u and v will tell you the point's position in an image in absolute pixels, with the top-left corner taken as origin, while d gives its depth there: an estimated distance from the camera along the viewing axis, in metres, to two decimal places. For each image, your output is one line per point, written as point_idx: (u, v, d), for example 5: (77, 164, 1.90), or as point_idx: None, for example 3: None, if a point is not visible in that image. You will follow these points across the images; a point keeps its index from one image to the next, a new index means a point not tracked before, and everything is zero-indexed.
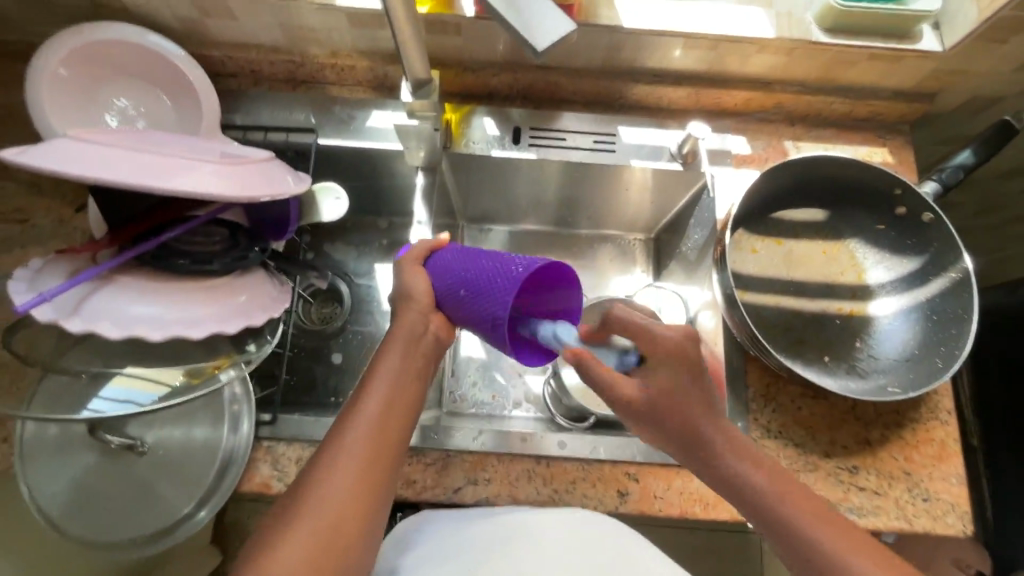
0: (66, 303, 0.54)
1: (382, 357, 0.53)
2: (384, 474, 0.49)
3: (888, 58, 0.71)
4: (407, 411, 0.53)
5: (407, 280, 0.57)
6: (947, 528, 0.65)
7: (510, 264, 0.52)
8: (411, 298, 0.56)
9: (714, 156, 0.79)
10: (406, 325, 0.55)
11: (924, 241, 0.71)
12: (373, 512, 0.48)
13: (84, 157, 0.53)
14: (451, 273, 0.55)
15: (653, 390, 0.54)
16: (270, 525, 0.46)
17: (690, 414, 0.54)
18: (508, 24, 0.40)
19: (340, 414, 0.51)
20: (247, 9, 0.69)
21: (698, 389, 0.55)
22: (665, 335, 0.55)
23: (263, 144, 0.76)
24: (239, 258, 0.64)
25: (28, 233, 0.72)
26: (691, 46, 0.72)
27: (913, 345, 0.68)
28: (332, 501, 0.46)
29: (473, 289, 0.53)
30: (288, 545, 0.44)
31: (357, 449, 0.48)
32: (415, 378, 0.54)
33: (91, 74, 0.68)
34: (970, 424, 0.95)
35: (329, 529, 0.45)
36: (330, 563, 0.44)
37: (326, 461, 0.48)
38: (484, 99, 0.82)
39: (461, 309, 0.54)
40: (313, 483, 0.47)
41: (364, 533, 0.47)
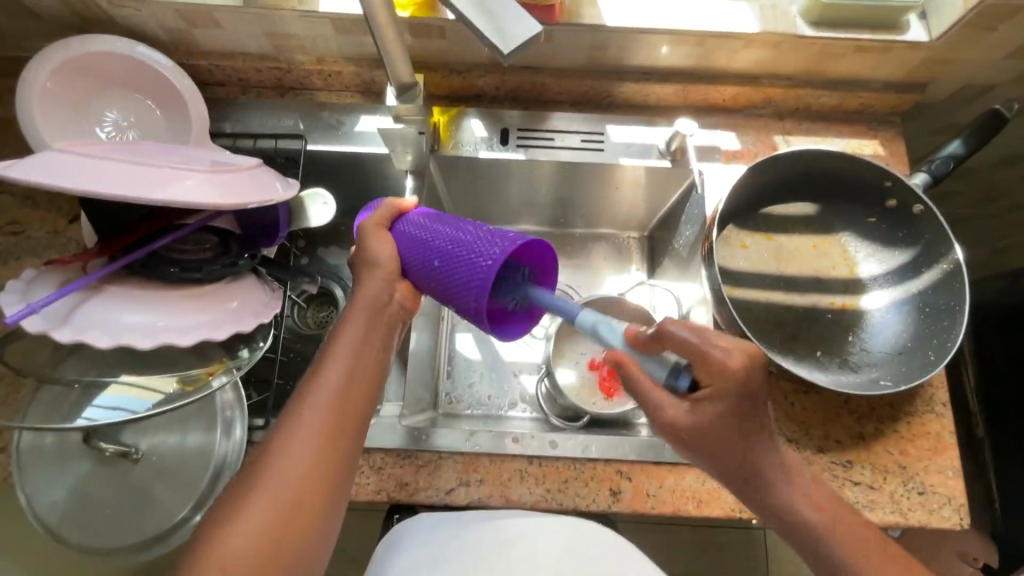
0: (57, 314, 0.55)
1: (345, 324, 0.53)
2: (346, 445, 0.49)
3: (875, 50, 0.71)
4: (369, 380, 0.52)
5: (375, 244, 0.56)
6: (943, 521, 0.64)
7: (491, 241, 0.53)
8: (377, 265, 0.55)
9: (703, 152, 0.79)
10: (369, 293, 0.54)
11: (915, 233, 0.71)
12: (334, 483, 0.48)
13: (71, 169, 0.54)
14: (423, 242, 0.55)
15: (702, 416, 0.51)
16: (228, 499, 0.46)
17: (742, 439, 0.51)
18: (477, 27, 0.40)
19: (299, 386, 0.51)
20: (232, 18, 0.70)
21: (754, 416, 0.51)
22: (723, 359, 0.49)
23: (253, 151, 0.76)
24: (229, 265, 0.64)
25: (22, 244, 0.72)
26: (677, 43, 0.72)
27: (905, 337, 0.68)
28: (291, 471, 0.46)
29: (449, 257, 0.53)
30: (245, 517, 0.44)
31: (316, 420, 0.48)
32: (380, 346, 0.54)
33: (80, 87, 0.69)
34: (978, 418, 0.94)
35: (288, 500, 0.45)
36: (289, 535, 0.45)
37: (283, 433, 0.48)
38: (472, 101, 0.82)
39: (434, 280, 0.54)
40: (271, 455, 0.47)
41: (326, 502, 0.47)
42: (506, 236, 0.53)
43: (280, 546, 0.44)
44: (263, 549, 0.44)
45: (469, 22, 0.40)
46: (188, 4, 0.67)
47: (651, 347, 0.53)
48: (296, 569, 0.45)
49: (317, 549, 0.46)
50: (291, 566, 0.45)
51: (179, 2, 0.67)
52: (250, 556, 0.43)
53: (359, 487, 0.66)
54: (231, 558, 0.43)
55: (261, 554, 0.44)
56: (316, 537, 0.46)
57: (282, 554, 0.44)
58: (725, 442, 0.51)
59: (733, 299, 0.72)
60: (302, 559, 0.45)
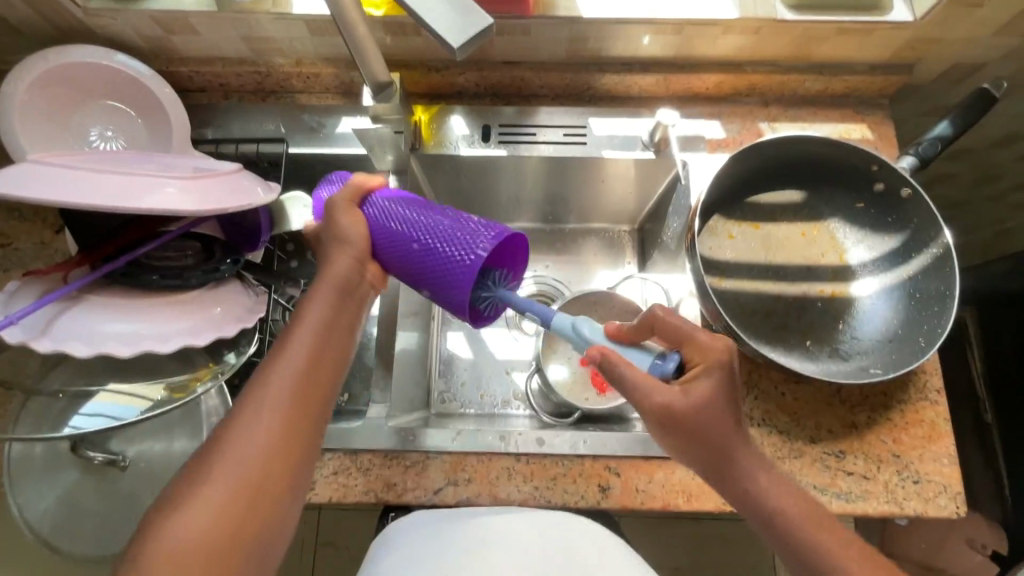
0: (37, 324, 0.55)
1: (312, 300, 0.52)
2: (311, 420, 0.48)
3: (858, 32, 0.70)
4: (336, 360, 0.51)
5: (344, 221, 0.54)
6: (939, 510, 0.63)
7: (473, 231, 0.53)
8: (347, 242, 0.54)
9: (686, 142, 0.78)
10: (336, 272, 0.53)
11: (904, 218, 0.69)
12: (299, 459, 0.47)
13: (46, 180, 0.54)
14: (402, 223, 0.54)
15: (696, 393, 0.50)
16: (184, 480, 0.44)
17: (730, 421, 0.50)
18: (425, 23, 0.40)
19: (262, 365, 0.49)
20: (207, 23, 0.70)
21: (736, 404, 0.51)
22: (711, 341, 0.51)
23: (235, 157, 0.76)
24: (211, 271, 0.64)
25: (10, 256, 0.73)
26: (657, 32, 0.71)
27: (896, 324, 0.67)
28: (253, 449, 0.45)
29: (429, 242, 0.52)
30: (204, 497, 0.43)
31: (279, 398, 0.47)
32: (345, 322, 0.53)
33: (60, 98, 0.69)
34: (985, 402, 0.93)
35: (250, 478, 0.44)
36: (253, 514, 0.44)
37: (246, 411, 0.46)
38: (453, 99, 0.81)
39: (413, 263, 0.53)
40: (232, 432, 0.46)
41: (289, 483, 0.46)
42: (489, 228, 0.53)
43: (240, 528, 0.43)
44: (222, 532, 0.42)
45: (421, 19, 0.40)
46: (162, 11, 0.67)
47: (635, 336, 0.55)
48: (256, 554, 0.44)
49: (277, 533, 0.45)
50: (250, 551, 0.43)
51: (153, 9, 0.67)
52: (207, 538, 0.42)
53: (348, 489, 0.66)
54: (189, 536, 0.42)
55: (218, 537, 0.42)
56: (278, 520, 0.45)
57: (241, 538, 0.43)
58: (718, 422, 0.50)
59: (720, 290, 0.71)
60: (269, 535, 0.45)
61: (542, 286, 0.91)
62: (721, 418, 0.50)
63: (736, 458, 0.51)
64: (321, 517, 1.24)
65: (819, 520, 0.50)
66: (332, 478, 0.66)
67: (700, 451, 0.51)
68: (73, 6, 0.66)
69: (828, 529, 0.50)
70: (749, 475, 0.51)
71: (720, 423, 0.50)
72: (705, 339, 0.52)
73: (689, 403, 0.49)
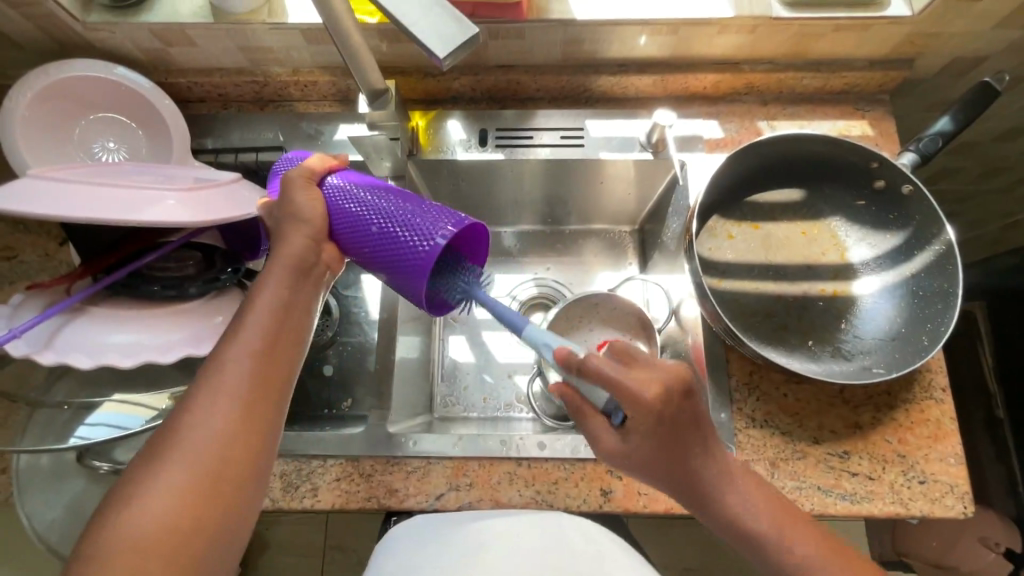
0: (40, 337, 0.56)
1: (265, 283, 0.51)
2: (272, 403, 0.48)
3: (855, 28, 0.69)
4: (294, 340, 0.51)
5: (299, 198, 0.54)
6: (946, 510, 0.62)
7: (433, 217, 0.53)
8: (304, 220, 0.53)
9: (684, 142, 0.77)
10: (291, 252, 0.52)
11: (906, 215, 0.69)
12: (262, 443, 0.46)
13: (47, 195, 0.54)
14: (360, 205, 0.54)
15: (641, 440, 0.49)
16: (140, 466, 0.43)
17: (679, 455, 0.49)
18: (412, 35, 0.40)
19: (216, 348, 0.49)
20: (204, 35, 0.70)
21: (683, 440, 0.49)
22: (640, 392, 0.47)
23: (235, 166, 0.77)
24: (211, 281, 0.65)
25: (15, 268, 0.74)
26: (653, 33, 0.71)
27: (898, 323, 0.66)
28: (211, 430, 0.44)
29: (387, 225, 0.53)
30: (163, 480, 0.42)
31: (237, 379, 0.47)
32: (302, 303, 0.53)
33: (61, 112, 0.69)
34: (996, 398, 0.92)
35: (211, 460, 0.44)
36: (217, 500, 0.43)
37: (202, 394, 0.45)
38: (450, 104, 0.82)
39: (370, 245, 0.53)
40: (189, 414, 0.45)
41: (253, 466, 0.46)
42: (450, 216, 0.53)
43: (204, 510, 0.42)
44: (184, 515, 0.42)
45: (408, 29, 0.41)
46: (159, 24, 0.68)
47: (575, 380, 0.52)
48: (222, 538, 0.43)
49: (242, 517, 0.45)
50: (216, 535, 0.43)
51: (150, 22, 0.68)
52: (168, 523, 0.41)
53: (350, 495, 0.66)
54: (149, 523, 0.41)
55: (179, 520, 0.41)
56: (243, 503, 0.45)
57: (205, 521, 0.42)
58: (668, 459, 0.49)
59: (720, 291, 0.71)
60: (235, 522, 0.44)
61: (543, 289, 0.91)
62: (664, 457, 0.49)
63: (695, 458, 0.50)
64: (329, 522, 1.25)
65: (782, 508, 0.51)
66: (335, 484, 0.66)
67: (657, 478, 0.51)
68: (73, 21, 0.67)
69: (789, 517, 0.50)
70: (713, 480, 0.50)
71: (666, 460, 0.50)
72: (632, 390, 0.47)
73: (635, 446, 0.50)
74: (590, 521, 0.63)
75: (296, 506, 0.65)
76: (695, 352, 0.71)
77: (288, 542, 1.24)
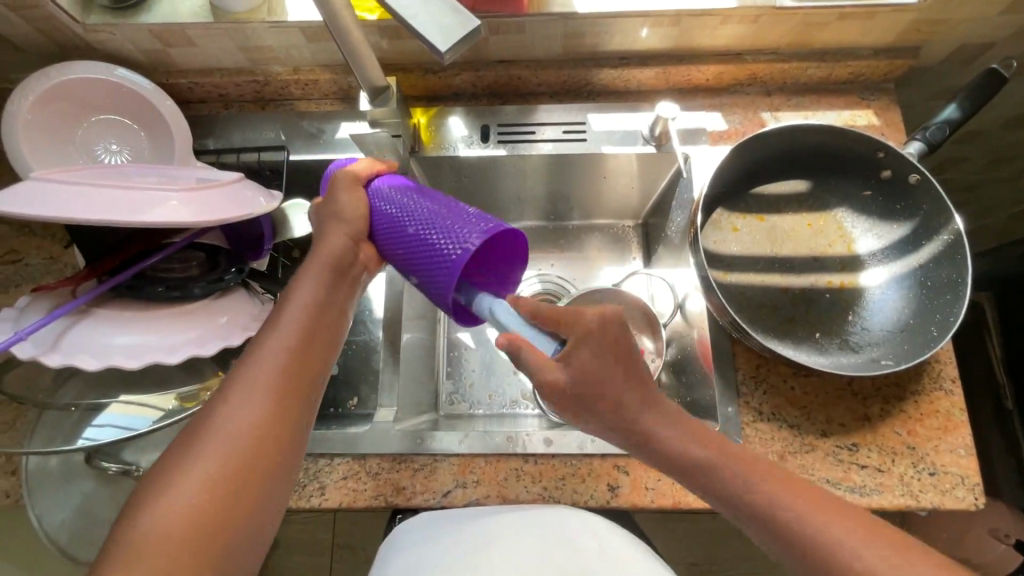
0: (46, 338, 0.56)
1: (302, 280, 0.52)
2: (306, 397, 0.48)
3: (859, 16, 0.68)
4: (327, 337, 0.52)
5: (342, 196, 0.55)
6: (957, 502, 0.61)
7: (470, 224, 0.52)
8: (343, 217, 0.55)
9: (688, 135, 0.77)
10: (330, 250, 0.54)
11: (913, 205, 0.68)
12: (294, 435, 0.47)
13: (51, 197, 0.54)
14: (400, 209, 0.54)
15: (579, 372, 0.49)
16: (173, 459, 0.43)
17: (619, 390, 0.50)
18: (412, 28, 0.40)
19: (253, 342, 0.49)
20: (204, 35, 0.70)
21: (618, 372, 0.50)
22: (585, 315, 0.50)
23: (237, 166, 0.76)
24: (215, 281, 0.64)
25: (20, 272, 0.74)
26: (655, 25, 0.71)
27: (906, 313, 0.65)
28: (245, 422, 0.44)
29: (423, 229, 0.53)
30: (197, 470, 0.42)
31: (272, 372, 0.47)
32: (337, 301, 0.53)
33: (63, 115, 0.69)
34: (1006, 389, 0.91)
35: (242, 455, 0.43)
36: (248, 489, 0.43)
37: (238, 386, 0.46)
38: (452, 100, 0.81)
39: (405, 247, 0.54)
40: (225, 406, 0.45)
41: (284, 458, 0.46)
42: (486, 223, 0.52)
43: (232, 505, 0.42)
44: (213, 506, 0.41)
45: (407, 22, 0.40)
46: (158, 24, 0.68)
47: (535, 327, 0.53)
48: (247, 532, 0.43)
49: (269, 512, 0.44)
50: (242, 530, 0.42)
51: (149, 22, 0.68)
52: (200, 510, 0.41)
53: (357, 493, 0.66)
54: (179, 509, 0.41)
55: (209, 511, 0.41)
56: (271, 498, 0.45)
57: (236, 509, 0.42)
58: (605, 385, 0.49)
59: (725, 284, 0.70)
60: (263, 513, 0.44)
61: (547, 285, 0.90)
62: (602, 382, 0.49)
63: (642, 415, 0.50)
64: (337, 520, 1.26)
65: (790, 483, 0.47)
66: (342, 483, 0.66)
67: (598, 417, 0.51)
68: (74, 23, 0.67)
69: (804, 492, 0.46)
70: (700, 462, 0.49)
71: (602, 389, 0.49)
72: (574, 312, 0.51)
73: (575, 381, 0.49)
74: (599, 517, 0.63)
75: (304, 504, 0.65)
76: (701, 348, 0.70)
77: (296, 540, 1.25)
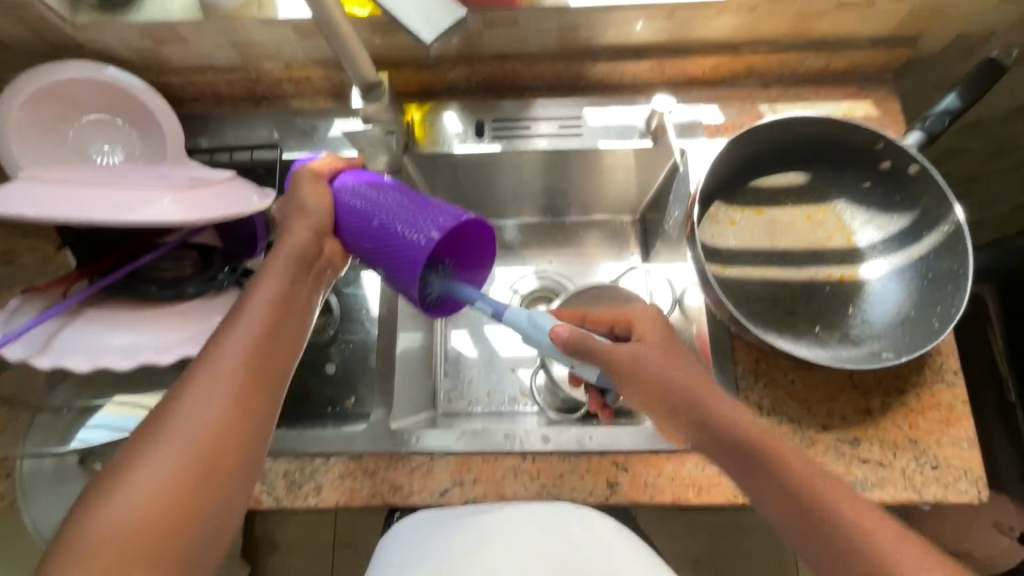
0: (38, 340, 0.56)
1: (267, 271, 0.51)
2: (271, 389, 0.47)
3: (855, 5, 0.68)
4: (294, 329, 0.50)
5: (307, 193, 0.55)
6: (960, 495, 0.61)
7: (434, 214, 0.53)
8: (308, 213, 0.54)
9: (683, 128, 0.76)
10: (297, 243, 0.53)
11: (912, 196, 0.67)
12: (259, 426, 0.45)
13: (41, 197, 0.53)
14: (363, 202, 0.54)
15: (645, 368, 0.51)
16: (127, 456, 0.41)
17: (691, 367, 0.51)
18: (396, 18, 0.40)
19: (216, 331, 0.48)
20: (195, 32, 0.69)
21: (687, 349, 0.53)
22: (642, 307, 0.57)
23: (230, 164, 0.74)
24: (208, 280, 0.64)
25: (13, 273, 0.74)
26: (650, 17, 0.70)
27: (906, 306, 0.65)
28: (208, 412, 0.43)
29: (388, 220, 0.53)
30: (154, 465, 0.41)
31: (235, 364, 0.45)
32: (303, 294, 0.53)
33: (53, 114, 0.69)
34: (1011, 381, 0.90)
35: (205, 448, 0.42)
36: (210, 481, 0.42)
37: (199, 378, 0.44)
38: (446, 95, 0.80)
39: (371, 239, 0.54)
40: (184, 399, 0.43)
41: (248, 450, 0.44)
42: (449, 212, 0.53)
43: (196, 500, 0.41)
44: (173, 503, 0.40)
45: (393, 15, 0.39)
46: (149, 22, 0.67)
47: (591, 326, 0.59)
48: (208, 530, 0.41)
49: (233, 506, 0.43)
50: (203, 527, 0.41)
51: (139, 20, 0.67)
52: (161, 504, 0.40)
53: (354, 493, 0.65)
54: (137, 504, 0.39)
55: (167, 508, 0.40)
56: (233, 497, 0.43)
57: (199, 502, 0.41)
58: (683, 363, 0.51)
59: (724, 277, 0.70)
60: (227, 508, 0.43)
61: (545, 281, 0.89)
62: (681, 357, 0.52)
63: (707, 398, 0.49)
64: (338, 520, 1.25)
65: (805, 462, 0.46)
66: (338, 482, 0.66)
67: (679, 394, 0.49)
68: (62, 22, 0.67)
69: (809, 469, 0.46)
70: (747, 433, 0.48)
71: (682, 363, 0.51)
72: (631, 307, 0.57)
73: (646, 377, 0.50)
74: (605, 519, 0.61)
75: (300, 504, 0.65)
76: (701, 343, 0.71)
77: (297, 541, 1.24)
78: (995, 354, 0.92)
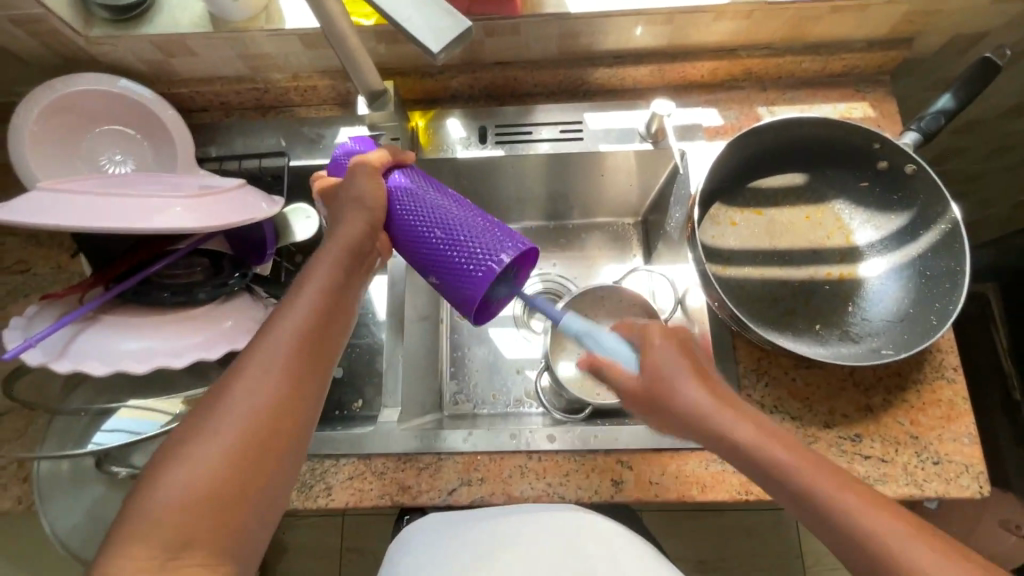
0: (55, 346, 0.57)
1: (319, 261, 0.52)
2: (317, 377, 0.49)
3: (851, 8, 0.69)
4: (341, 319, 0.52)
5: (362, 182, 0.55)
6: (962, 490, 0.62)
7: (492, 242, 0.53)
8: (362, 203, 0.55)
9: (683, 131, 0.77)
10: (349, 235, 0.54)
11: (909, 195, 0.68)
12: (305, 413, 0.47)
13: (60, 207, 0.55)
14: (422, 213, 0.55)
15: (675, 390, 0.51)
16: (183, 438, 0.43)
17: (681, 377, 0.51)
18: (406, 31, 0.41)
19: (268, 318, 0.49)
20: (204, 44, 0.71)
21: (675, 351, 0.53)
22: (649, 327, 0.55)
23: (238, 172, 0.76)
24: (220, 286, 0.65)
25: (29, 282, 0.75)
26: (649, 23, 0.71)
27: (905, 303, 0.66)
28: (259, 400, 0.45)
29: (449, 237, 0.54)
30: (215, 442, 0.43)
31: (285, 353, 0.47)
32: (351, 284, 0.54)
33: (67, 126, 0.70)
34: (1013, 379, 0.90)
35: (255, 435, 0.44)
36: (261, 467, 0.44)
37: (252, 365, 0.46)
38: (449, 102, 0.82)
39: (426, 253, 0.55)
40: (237, 385, 0.45)
41: (295, 437, 0.46)
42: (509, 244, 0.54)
43: (245, 485, 0.43)
44: (226, 486, 0.42)
45: (401, 25, 0.41)
46: (159, 35, 0.69)
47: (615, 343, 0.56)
48: (259, 509, 0.44)
49: (280, 490, 0.45)
50: (255, 506, 0.43)
51: (150, 34, 0.69)
52: (214, 488, 0.42)
53: (363, 493, 0.67)
54: (192, 487, 0.41)
55: (220, 487, 0.42)
56: (279, 481, 0.45)
57: (248, 487, 0.43)
58: (668, 371, 0.52)
59: (724, 277, 0.71)
60: (273, 492, 0.45)
61: (548, 284, 0.91)
62: (669, 382, 0.51)
63: (680, 394, 0.51)
64: (345, 522, 1.27)
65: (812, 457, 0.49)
66: (348, 483, 0.67)
67: (657, 404, 0.52)
68: (75, 35, 0.68)
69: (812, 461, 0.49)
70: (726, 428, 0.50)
71: (669, 385, 0.51)
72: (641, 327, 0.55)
73: (673, 401, 0.51)
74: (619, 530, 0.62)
75: (310, 505, 0.66)
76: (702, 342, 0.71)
77: (305, 544, 1.25)
78: (998, 353, 0.92)
